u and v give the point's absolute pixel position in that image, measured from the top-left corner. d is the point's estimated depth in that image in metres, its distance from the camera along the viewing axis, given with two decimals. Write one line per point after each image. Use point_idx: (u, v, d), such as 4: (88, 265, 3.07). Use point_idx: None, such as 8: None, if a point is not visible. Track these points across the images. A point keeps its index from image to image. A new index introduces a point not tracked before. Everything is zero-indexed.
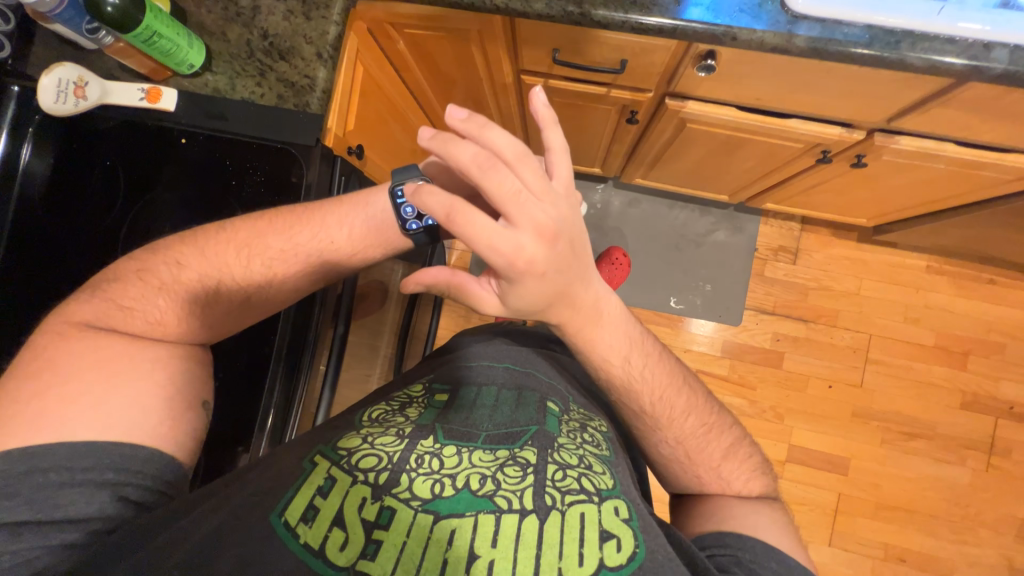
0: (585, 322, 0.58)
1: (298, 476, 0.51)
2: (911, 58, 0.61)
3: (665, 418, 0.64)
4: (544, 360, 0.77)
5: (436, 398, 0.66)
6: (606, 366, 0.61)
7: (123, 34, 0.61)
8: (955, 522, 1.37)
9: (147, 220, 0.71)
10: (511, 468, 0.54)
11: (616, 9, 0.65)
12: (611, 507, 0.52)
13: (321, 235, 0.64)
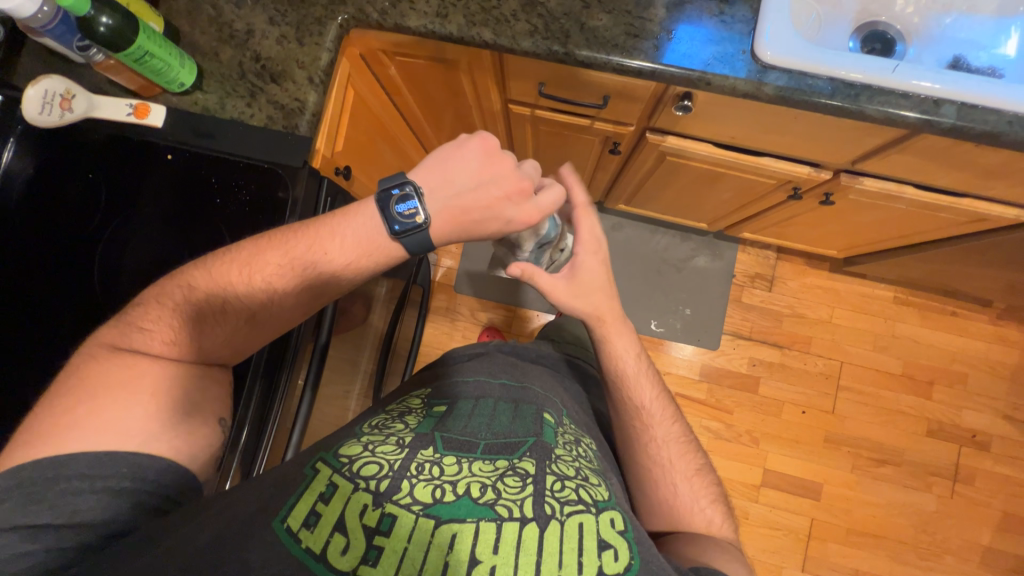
0: (613, 321, 0.72)
1: (298, 481, 0.51)
2: (869, 110, 0.66)
3: (657, 418, 0.71)
4: (539, 374, 0.79)
5: (434, 408, 0.66)
6: (622, 359, 0.72)
7: (115, 53, 0.62)
8: (923, 548, 1.40)
9: (130, 234, 0.70)
10: (512, 477, 0.53)
11: (599, 50, 0.68)
12: (607, 519, 0.52)
13: (345, 249, 0.62)
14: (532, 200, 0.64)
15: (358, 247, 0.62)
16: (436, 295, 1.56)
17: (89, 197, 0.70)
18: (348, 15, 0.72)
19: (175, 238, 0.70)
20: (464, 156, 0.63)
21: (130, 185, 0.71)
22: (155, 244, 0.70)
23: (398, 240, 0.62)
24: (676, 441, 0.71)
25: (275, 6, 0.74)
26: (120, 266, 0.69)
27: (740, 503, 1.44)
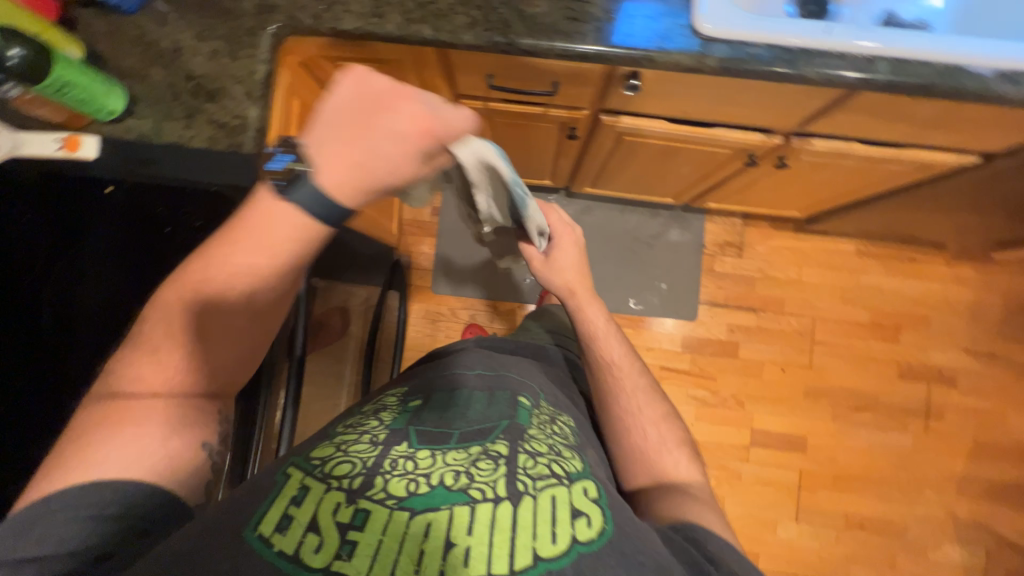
0: (585, 291, 0.81)
1: (270, 488, 0.50)
2: (809, 73, 0.67)
3: (626, 371, 0.76)
4: (516, 362, 0.79)
5: (410, 403, 0.66)
6: (592, 320, 0.79)
7: (32, 85, 0.58)
8: (905, 484, 1.48)
9: (68, 275, 0.61)
10: (484, 461, 0.54)
11: (542, 37, 0.68)
12: (580, 489, 0.54)
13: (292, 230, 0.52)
14: (423, 116, 0.50)
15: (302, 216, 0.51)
16: (414, 298, 1.55)
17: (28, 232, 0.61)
18: (280, 23, 0.69)
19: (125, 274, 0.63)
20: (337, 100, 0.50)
21: (63, 220, 0.62)
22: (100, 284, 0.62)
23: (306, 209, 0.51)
24: (649, 398, 0.74)
25: (203, 21, 0.71)
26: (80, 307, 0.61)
27: (733, 464, 1.50)
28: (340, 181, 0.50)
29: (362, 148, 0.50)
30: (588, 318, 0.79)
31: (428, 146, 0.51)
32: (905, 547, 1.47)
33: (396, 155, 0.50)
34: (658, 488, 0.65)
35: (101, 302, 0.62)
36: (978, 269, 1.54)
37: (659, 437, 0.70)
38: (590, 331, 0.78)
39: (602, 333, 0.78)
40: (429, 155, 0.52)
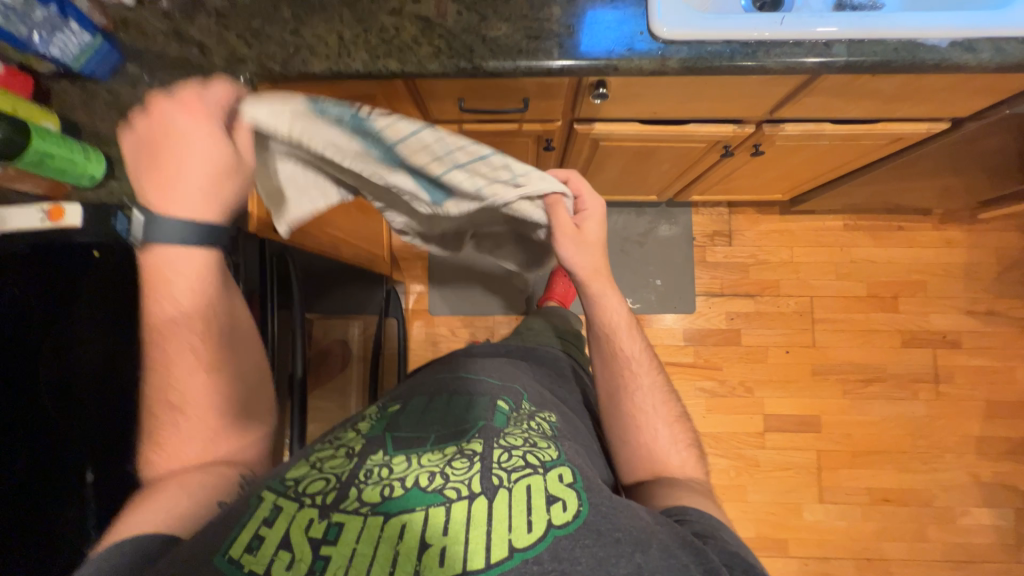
0: (606, 282, 0.75)
1: (242, 512, 0.49)
2: (770, 63, 0.68)
3: (643, 368, 0.74)
4: (496, 363, 0.78)
5: (388, 409, 0.67)
6: (613, 313, 0.74)
7: (12, 162, 0.58)
8: (923, 452, 1.47)
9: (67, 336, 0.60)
10: (460, 460, 0.54)
11: (506, 58, 0.69)
12: (555, 475, 0.54)
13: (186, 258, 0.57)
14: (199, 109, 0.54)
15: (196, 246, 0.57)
16: (413, 321, 1.55)
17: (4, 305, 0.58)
18: (251, 73, 0.70)
19: (123, 329, 0.66)
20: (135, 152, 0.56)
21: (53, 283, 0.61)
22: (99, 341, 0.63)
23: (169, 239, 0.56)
24: (661, 391, 0.73)
25: (172, 78, 0.71)
26: (70, 378, 0.59)
27: (750, 452, 1.49)
28: (185, 203, 0.55)
29: (173, 168, 0.54)
30: (610, 307, 0.74)
31: (218, 121, 0.54)
32: (933, 516, 1.46)
33: (201, 147, 0.54)
34: (660, 481, 0.65)
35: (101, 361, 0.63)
36: (966, 230, 1.55)
37: (666, 435, 0.69)
38: (609, 324, 0.74)
39: (620, 328, 0.74)
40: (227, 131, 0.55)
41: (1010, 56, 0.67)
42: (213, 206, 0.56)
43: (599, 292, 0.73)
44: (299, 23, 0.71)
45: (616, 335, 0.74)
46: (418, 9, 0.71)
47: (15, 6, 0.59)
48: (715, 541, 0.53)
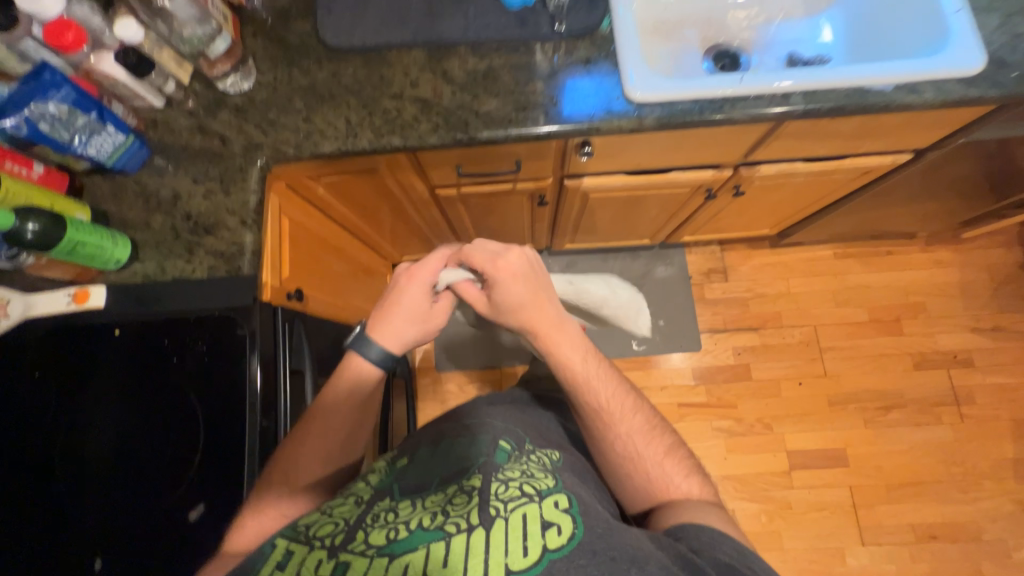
0: (552, 327, 0.67)
1: (254, 562, 0.50)
2: (737, 115, 0.76)
3: (618, 410, 0.66)
4: (503, 412, 0.76)
5: (397, 460, 0.67)
6: (570, 363, 0.66)
7: (46, 251, 0.63)
8: (960, 481, 1.41)
9: (84, 421, 0.66)
10: (460, 496, 0.54)
11: (497, 128, 0.76)
12: (550, 501, 0.53)
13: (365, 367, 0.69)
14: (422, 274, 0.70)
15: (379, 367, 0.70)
16: (421, 379, 1.55)
17: (45, 393, 0.67)
18: (267, 157, 0.77)
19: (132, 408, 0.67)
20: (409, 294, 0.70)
21: (73, 372, 0.67)
22: (113, 424, 0.66)
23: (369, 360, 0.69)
24: (643, 420, 0.67)
25: (196, 167, 0.78)
26: (96, 454, 0.65)
27: (779, 493, 1.43)
28: (398, 340, 0.70)
29: (396, 317, 0.70)
30: (564, 354, 0.67)
31: (433, 284, 0.71)
32: (985, 551, 1.37)
33: (420, 302, 0.70)
34: (664, 511, 0.61)
35: (114, 442, 0.65)
36: (953, 250, 1.59)
37: (658, 463, 0.64)
38: (568, 372, 0.66)
39: (584, 371, 0.66)
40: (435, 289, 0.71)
41: (950, 93, 0.73)
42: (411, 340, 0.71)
43: (546, 339, 0.67)
44: (310, 111, 0.79)
45: (579, 384, 0.66)
46: (416, 92, 0.78)
47: (59, 115, 0.65)
48: (712, 555, 0.50)
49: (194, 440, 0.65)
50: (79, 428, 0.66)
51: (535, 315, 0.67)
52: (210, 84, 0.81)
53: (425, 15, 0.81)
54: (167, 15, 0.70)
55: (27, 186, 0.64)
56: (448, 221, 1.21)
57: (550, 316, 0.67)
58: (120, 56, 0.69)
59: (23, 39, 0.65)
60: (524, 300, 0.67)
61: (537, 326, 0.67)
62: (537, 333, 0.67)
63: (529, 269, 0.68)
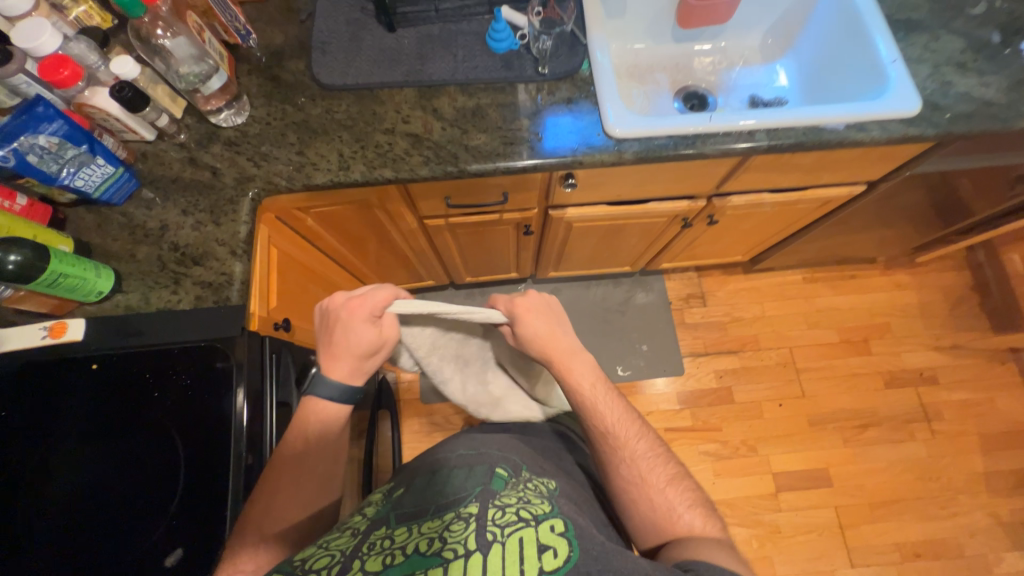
0: (565, 355, 0.69)
1: None
2: (708, 149, 0.82)
3: (626, 436, 0.68)
4: (498, 439, 0.75)
5: (393, 490, 0.66)
6: (580, 389, 0.68)
7: (25, 284, 0.60)
8: (937, 496, 1.45)
9: (51, 462, 0.62)
10: (457, 523, 0.54)
11: (486, 161, 0.80)
12: (547, 525, 0.53)
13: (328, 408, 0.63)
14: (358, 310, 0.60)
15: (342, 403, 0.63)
16: (406, 411, 1.52)
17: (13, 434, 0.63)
18: (259, 189, 0.79)
19: (104, 447, 0.63)
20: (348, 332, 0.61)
21: (44, 409, 0.65)
22: (83, 464, 0.63)
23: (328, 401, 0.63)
24: (650, 449, 0.68)
25: (186, 198, 0.78)
26: (63, 498, 0.61)
27: (768, 517, 1.43)
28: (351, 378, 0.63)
29: (341, 357, 0.62)
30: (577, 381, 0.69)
31: (370, 315, 0.60)
32: (968, 567, 1.39)
33: (362, 339, 0.60)
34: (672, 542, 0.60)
35: (83, 485, 0.62)
36: (910, 273, 1.70)
37: (666, 492, 0.65)
38: (582, 400, 0.68)
39: (595, 399, 0.68)
40: (374, 319, 0.61)
41: (894, 132, 0.82)
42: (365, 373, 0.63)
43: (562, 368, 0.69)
44: (303, 145, 0.81)
45: (591, 411, 0.68)
46: (407, 127, 0.82)
47: (50, 147, 0.65)
48: None
49: (174, 475, 0.63)
50: (47, 471, 0.62)
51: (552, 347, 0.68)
52: (203, 118, 0.83)
53: (415, 58, 0.85)
54: (166, 54, 0.73)
55: (9, 217, 0.63)
56: (435, 250, 1.23)
57: (565, 347, 0.69)
58: (115, 90, 0.70)
59: (17, 74, 0.65)
60: (541, 335, 0.68)
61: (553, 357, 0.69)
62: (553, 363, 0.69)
63: (544, 304, 0.70)
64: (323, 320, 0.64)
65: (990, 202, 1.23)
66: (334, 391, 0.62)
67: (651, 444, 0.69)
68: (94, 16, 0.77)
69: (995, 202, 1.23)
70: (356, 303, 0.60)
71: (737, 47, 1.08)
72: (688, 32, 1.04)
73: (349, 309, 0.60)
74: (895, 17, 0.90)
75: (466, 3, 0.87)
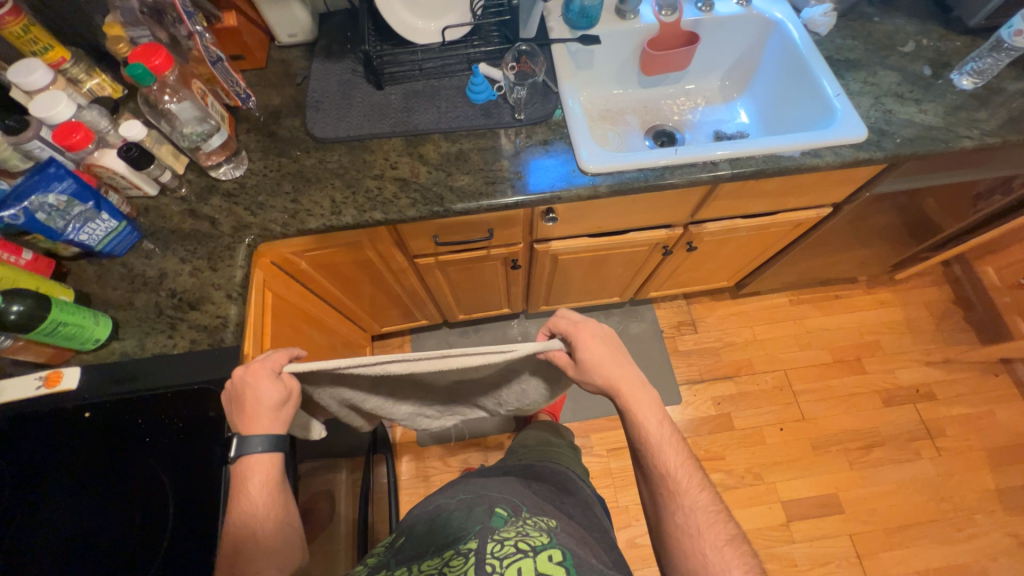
0: (634, 388, 0.68)
1: None
2: (676, 179, 0.88)
3: (686, 484, 0.66)
4: (497, 482, 0.74)
5: (392, 541, 0.64)
6: (646, 425, 0.67)
7: (25, 333, 0.62)
8: (953, 517, 1.41)
9: (37, 514, 0.62)
10: (456, 559, 0.53)
11: (470, 201, 0.85)
12: (545, 555, 0.52)
13: (262, 470, 0.62)
14: (259, 369, 0.61)
15: (272, 456, 0.63)
16: (402, 456, 1.48)
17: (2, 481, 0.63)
18: (255, 236, 0.83)
19: (96, 491, 0.63)
20: (254, 394, 0.61)
21: (36, 455, 0.65)
22: (71, 513, 0.62)
23: (257, 458, 0.62)
24: (707, 501, 0.65)
25: (185, 247, 0.82)
26: (46, 547, 0.60)
27: (782, 550, 1.38)
28: (271, 432, 0.62)
29: (253, 419, 0.61)
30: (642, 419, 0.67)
31: (271, 370, 0.62)
32: None
33: (269, 395, 0.61)
34: None
35: (67, 535, 0.61)
36: (893, 291, 1.74)
37: (718, 552, 0.61)
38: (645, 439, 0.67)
39: (657, 438, 0.67)
40: (275, 375, 0.62)
41: (845, 156, 0.88)
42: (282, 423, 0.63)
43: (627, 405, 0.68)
44: (297, 193, 0.86)
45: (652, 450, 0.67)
46: (395, 172, 0.88)
47: (58, 205, 0.69)
48: None
49: (163, 520, 0.62)
50: (32, 521, 0.61)
51: (618, 384, 0.68)
52: (203, 172, 0.88)
53: (402, 110, 0.93)
54: (172, 116, 0.79)
55: (16, 270, 0.66)
56: (426, 289, 1.27)
57: (632, 385, 0.68)
58: (124, 151, 0.76)
59: (32, 140, 0.71)
60: (610, 369, 0.67)
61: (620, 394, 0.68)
62: (622, 399, 0.68)
63: (611, 339, 0.69)
64: (227, 394, 0.64)
65: (955, 218, 1.30)
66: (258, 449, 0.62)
67: (710, 496, 0.66)
68: (106, 86, 0.85)
69: (960, 217, 1.30)
70: (253, 366, 0.62)
71: (698, 89, 1.18)
72: (652, 78, 1.14)
73: (250, 371, 0.61)
74: (835, 58, 1.00)
75: (446, 61, 0.96)
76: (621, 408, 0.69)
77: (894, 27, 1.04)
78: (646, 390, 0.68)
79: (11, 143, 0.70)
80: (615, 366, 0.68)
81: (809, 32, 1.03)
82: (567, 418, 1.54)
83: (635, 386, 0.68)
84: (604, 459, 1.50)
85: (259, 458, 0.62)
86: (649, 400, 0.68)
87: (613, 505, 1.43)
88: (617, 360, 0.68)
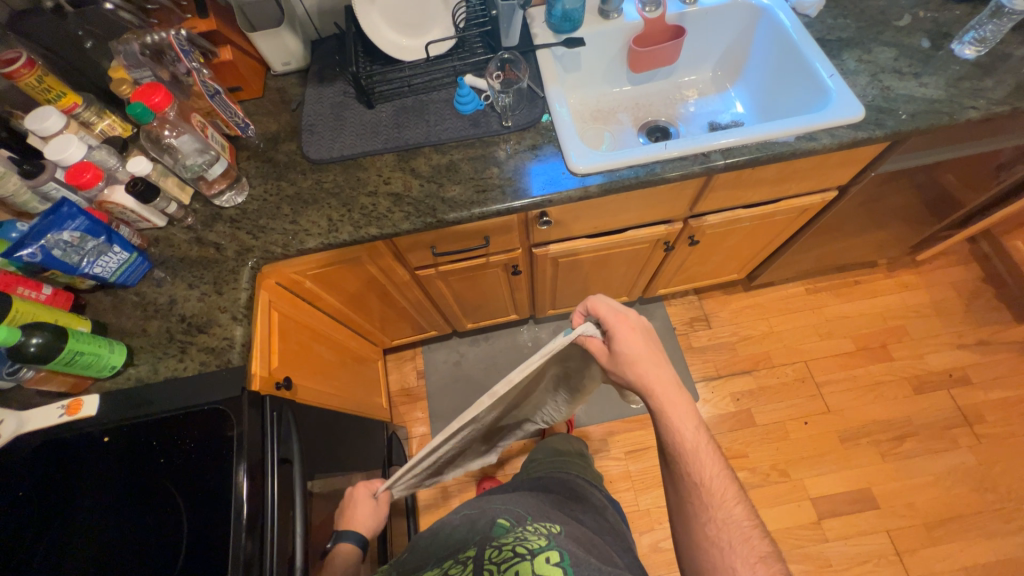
0: (668, 388, 0.65)
1: None
2: (668, 173, 0.86)
3: (719, 495, 0.61)
4: (506, 498, 0.72)
5: (400, 558, 0.63)
6: (681, 429, 0.63)
7: (44, 364, 0.66)
8: (1001, 508, 1.33)
9: (69, 522, 0.66)
10: (455, 567, 0.53)
11: (463, 210, 0.86)
12: (543, 557, 0.51)
13: (343, 554, 0.76)
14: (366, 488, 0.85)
15: (355, 550, 0.77)
16: None
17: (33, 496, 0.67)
18: (258, 259, 0.86)
19: (121, 503, 0.67)
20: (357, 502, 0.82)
21: (64, 471, 0.68)
22: (101, 521, 0.66)
23: (345, 548, 0.77)
24: (742, 514, 0.60)
25: (192, 273, 0.85)
26: (77, 548, 0.64)
27: (815, 549, 1.32)
28: (360, 525, 0.79)
29: (353, 518, 0.80)
30: (673, 422, 0.64)
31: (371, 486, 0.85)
32: None
33: (368, 500, 0.83)
34: None
35: (99, 542, 0.64)
36: (916, 273, 1.67)
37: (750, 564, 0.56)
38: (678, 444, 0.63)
39: (690, 443, 0.62)
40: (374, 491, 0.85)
41: (843, 137, 0.86)
42: (371, 525, 0.80)
43: (658, 406, 0.65)
44: (297, 214, 0.89)
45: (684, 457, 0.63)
46: (389, 188, 0.90)
47: (73, 241, 0.73)
48: None
49: (177, 541, 0.64)
50: (62, 526, 0.65)
51: (651, 383, 0.65)
52: (208, 201, 0.92)
53: (393, 127, 0.95)
54: (173, 150, 0.83)
55: (36, 305, 0.70)
56: (431, 300, 1.28)
57: (666, 386, 0.65)
58: (130, 185, 0.79)
59: (48, 182, 0.76)
60: (643, 367, 0.64)
61: (654, 394, 0.65)
62: (654, 400, 0.65)
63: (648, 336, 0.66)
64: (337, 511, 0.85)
65: (977, 192, 1.24)
66: (347, 540, 0.77)
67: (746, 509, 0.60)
68: (116, 126, 0.89)
69: (982, 191, 1.24)
70: (362, 486, 0.85)
71: (690, 82, 1.17)
72: (641, 75, 1.14)
73: (358, 488, 0.85)
74: (827, 38, 0.98)
75: (434, 76, 0.98)
76: (654, 410, 0.65)
77: (888, 2, 1.01)
78: (680, 395, 0.65)
79: (30, 187, 0.75)
80: (648, 366, 0.64)
81: (798, 15, 1.01)
82: (583, 422, 1.52)
83: (669, 389, 0.65)
84: (623, 462, 1.47)
85: (346, 548, 0.77)
86: (684, 405, 0.64)
87: (634, 509, 1.40)
88: (651, 360, 0.65)
